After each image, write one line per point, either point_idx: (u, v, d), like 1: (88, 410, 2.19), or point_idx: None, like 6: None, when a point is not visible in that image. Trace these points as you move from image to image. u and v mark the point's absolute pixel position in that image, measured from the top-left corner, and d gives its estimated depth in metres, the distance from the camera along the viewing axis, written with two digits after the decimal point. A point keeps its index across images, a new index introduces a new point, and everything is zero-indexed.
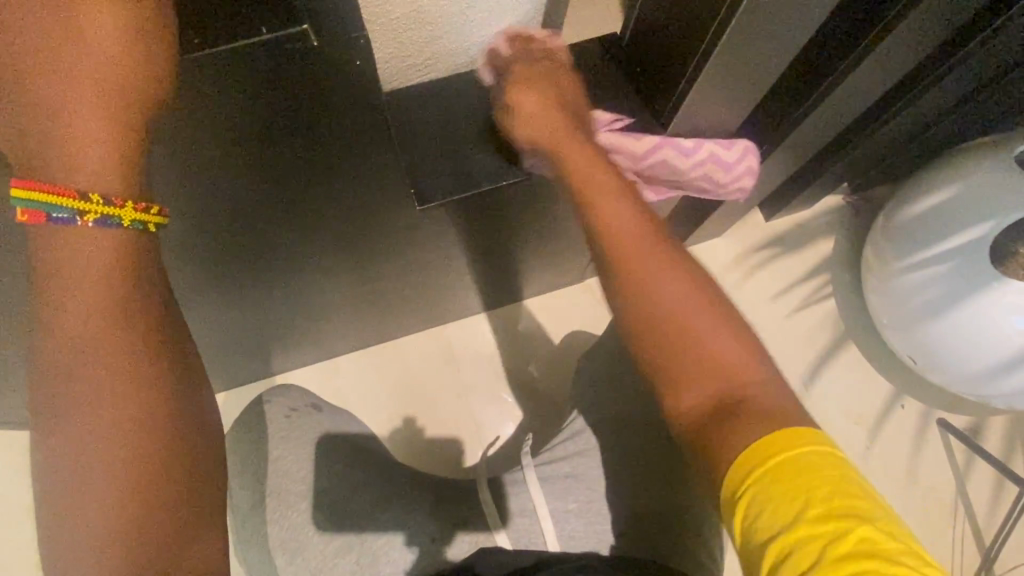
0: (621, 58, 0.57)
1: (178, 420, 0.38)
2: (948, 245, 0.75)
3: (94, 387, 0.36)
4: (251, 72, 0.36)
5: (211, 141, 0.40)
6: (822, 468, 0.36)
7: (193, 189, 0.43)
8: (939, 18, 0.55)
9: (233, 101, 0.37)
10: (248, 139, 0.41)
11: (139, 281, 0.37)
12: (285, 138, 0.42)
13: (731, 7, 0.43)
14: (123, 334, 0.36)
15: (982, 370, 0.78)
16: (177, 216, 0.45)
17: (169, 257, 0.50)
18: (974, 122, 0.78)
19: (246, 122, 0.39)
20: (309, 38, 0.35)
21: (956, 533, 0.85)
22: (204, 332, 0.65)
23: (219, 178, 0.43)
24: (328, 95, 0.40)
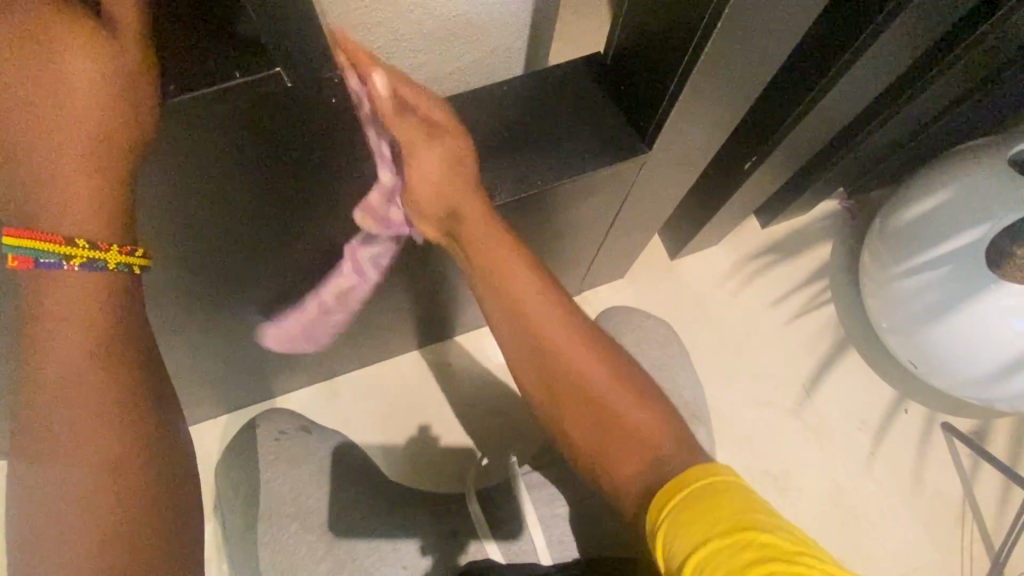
0: (604, 72, 0.57)
1: (159, 458, 0.37)
2: (945, 250, 0.75)
3: (66, 428, 0.35)
4: (228, 113, 0.37)
5: (196, 179, 0.41)
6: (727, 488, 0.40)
7: (183, 224, 0.44)
8: (922, 26, 0.56)
9: (214, 143, 0.39)
10: (230, 174, 0.42)
11: (123, 316, 0.37)
12: (270, 169, 0.43)
13: (708, 26, 0.44)
14: (108, 364, 0.36)
15: (981, 373, 0.77)
16: (169, 250, 0.46)
17: (158, 291, 0.50)
18: (968, 123, 0.78)
19: (229, 156, 0.40)
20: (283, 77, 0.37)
21: (965, 539, 0.84)
22: (201, 359, 0.66)
23: (208, 213, 0.44)
24: (307, 127, 0.41)
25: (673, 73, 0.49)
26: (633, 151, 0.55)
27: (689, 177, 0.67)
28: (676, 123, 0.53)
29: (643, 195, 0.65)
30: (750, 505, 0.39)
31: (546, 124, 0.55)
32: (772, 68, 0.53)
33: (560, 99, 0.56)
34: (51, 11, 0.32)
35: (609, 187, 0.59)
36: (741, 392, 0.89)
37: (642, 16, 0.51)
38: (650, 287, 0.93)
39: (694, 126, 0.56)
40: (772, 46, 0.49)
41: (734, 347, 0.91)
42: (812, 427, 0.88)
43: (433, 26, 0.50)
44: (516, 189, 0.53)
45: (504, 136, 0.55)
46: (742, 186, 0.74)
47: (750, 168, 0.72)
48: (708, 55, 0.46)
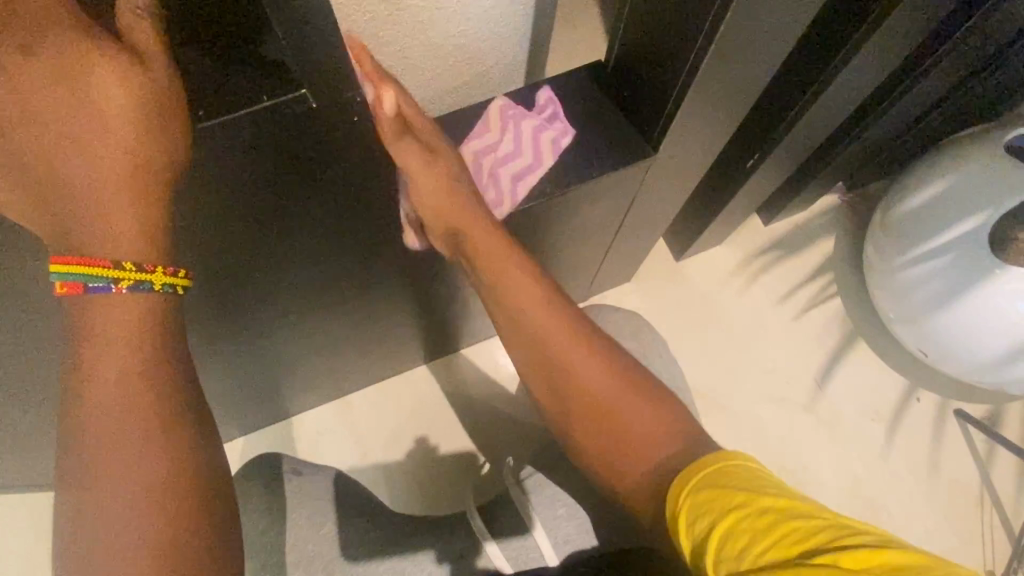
0: (607, 78, 0.58)
1: (200, 480, 0.37)
2: (951, 239, 0.76)
3: (108, 453, 0.35)
4: (257, 139, 0.38)
5: (226, 200, 0.41)
6: (738, 471, 0.39)
7: (213, 248, 0.45)
8: (914, 20, 0.57)
9: (246, 166, 0.40)
10: (256, 195, 0.42)
11: (161, 334, 0.37)
12: (295, 191, 0.44)
13: (710, 31, 0.45)
14: (144, 389, 0.36)
15: (993, 359, 0.78)
16: (197, 274, 0.47)
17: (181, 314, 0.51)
18: (960, 112, 0.80)
19: (259, 180, 0.41)
20: (308, 100, 0.38)
21: (986, 526, 0.85)
22: (218, 383, 0.66)
23: (235, 234, 0.45)
24: (330, 148, 0.42)
25: (675, 78, 0.50)
26: (638, 155, 0.55)
27: (692, 179, 0.68)
28: (681, 124, 0.54)
29: (647, 199, 0.66)
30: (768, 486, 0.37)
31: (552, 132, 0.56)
32: (771, 68, 0.54)
33: (566, 107, 0.57)
34: (74, 42, 0.33)
35: (615, 191, 0.60)
36: (755, 389, 0.90)
37: (642, 21, 0.52)
38: (657, 289, 0.93)
39: (699, 128, 0.57)
40: (770, 47, 0.50)
41: (745, 344, 0.92)
42: (828, 419, 0.89)
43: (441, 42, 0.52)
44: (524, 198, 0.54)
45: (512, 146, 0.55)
46: (743, 184, 0.75)
47: (752, 166, 0.73)
48: (710, 57, 0.47)
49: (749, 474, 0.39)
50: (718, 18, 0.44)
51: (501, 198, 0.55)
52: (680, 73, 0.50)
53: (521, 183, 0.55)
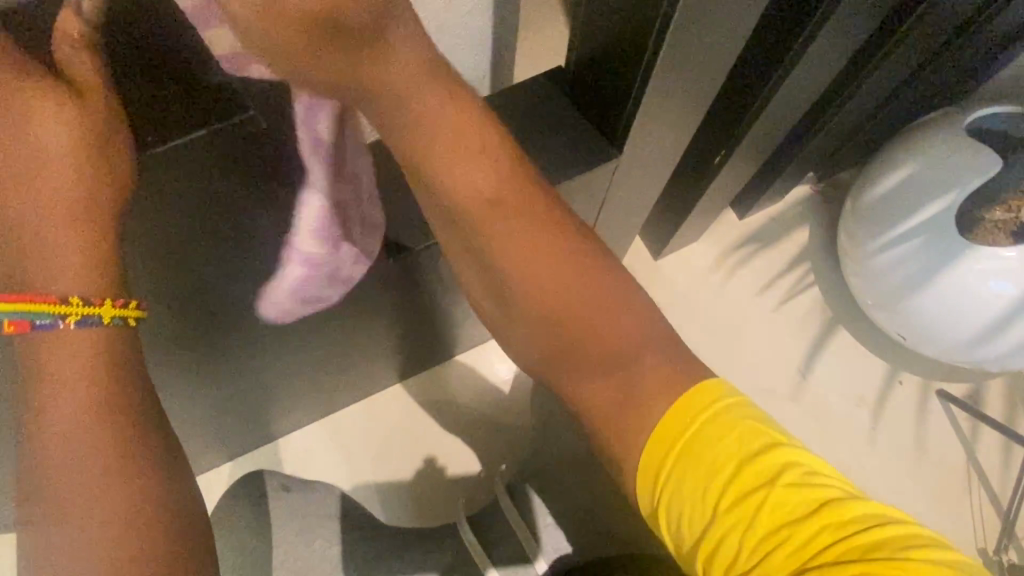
0: (569, 83, 0.58)
1: (168, 509, 0.36)
2: (920, 222, 0.77)
3: (69, 488, 0.34)
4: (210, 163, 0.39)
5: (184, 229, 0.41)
6: (711, 440, 0.37)
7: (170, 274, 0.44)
8: (866, 11, 0.58)
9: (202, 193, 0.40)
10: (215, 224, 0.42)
11: (114, 365, 0.36)
12: (251, 215, 0.43)
13: (659, 34, 0.46)
14: (101, 423, 0.35)
15: (969, 338, 0.79)
16: (158, 301, 0.46)
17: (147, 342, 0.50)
18: (920, 96, 0.81)
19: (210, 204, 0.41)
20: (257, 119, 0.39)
21: (975, 504, 0.86)
22: (195, 409, 0.65)
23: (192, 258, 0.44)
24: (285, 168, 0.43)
25: (630, 81, 0.51)
26: (602, 158, 0.56)
27: (660, 178, 0.68)
28: (642, 125, 0.54)
29: (618, 200, 0.66)
30: (742, 455, 0.37)
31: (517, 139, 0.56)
32: (726, 65, 0.55)
33: (528, 114, 0.57)
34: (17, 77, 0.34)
35: (584, 195, 0.60)
36: (739, 384, 0.90)
37: (597, 22, 0.52)
38: (636, 288, 0.94)
39: (661, 127, 0.57)
40: (722, 45, 0.51)
41: (727, 337, 0.92)
42: (814, 409, 0.89)
43: None
44: None
45: None
46: (712, 179, 0.76)
47: (719, 162, 0.74)
48: (665, 56, 0.47)
49: (720, 439, 0.37)
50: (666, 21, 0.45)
51: (281, 260, 0.48)
52: (635, 76, 0.50)
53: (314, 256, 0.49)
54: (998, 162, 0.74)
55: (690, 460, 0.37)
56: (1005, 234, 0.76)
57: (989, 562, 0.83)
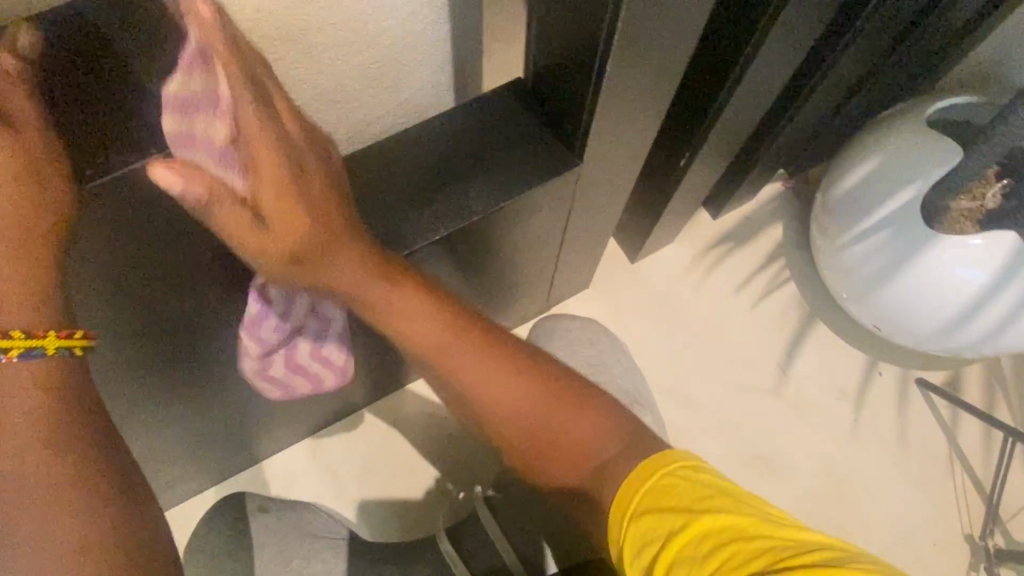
0: (527, 92, 0.58)
1: (122, 541, 0.36)
2: (884, 213, 0.79)
3: (20, 521, 0.34)
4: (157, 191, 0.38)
5: (136, 252, 0.41)
6: (672, 484, 0.44)
7: (120, 295, 0.44)
8: (818, 11, 0.59)
9: (151, 219, 0.40)
10: (169, 246, 0.42)
11: (59, 397, 0.36)
12: (206, 237, 0.43)
13: (604, 44, 0.46)
14: (49, 455, 0.35)
15: (942, 326, 0.80)
16: (112, 323, 0.46)
17: (101, 369, 0.49)
18: (880, 89, 0.82)
19: (158, 226, 0.41)
20: None
21: (958, 491, 0.86)
22: (171, 437, 0.65)
23: (146, 278, 0.44)
24: None
25: (583, 89, 0.51)
26: (564, 165, 0.56)
27: (628, 182, 0.69)
28: (600, 131, 0.55)
29: (587, 206, 0.67)
30: (697, 494, 0.43)
31: (480, 150, 0.56)
32: (678, 69, 0.55)
33: (489, 124, 0.57)
34: None
35: (549, 203, 0.60)
36: (719, 382, 0.91)
37: (547, 31, 0.52)
38: (613, 292, 0.94)
39: (620, 133, 0.58)
40: (671, 51, 0.52)
41: (705, 335, 0.93)
42: (794, 403, 0.90)
43: (352, 75, 0.53)
44: (458, 218, 0.54)
45: (441, 168, 0.56)
46: (680, 181, 0.77)
47: (685, 163, 0.75)
48: (616, 64, 0.48)
49: (675, 483, 0.44)
50: (609, 30, 0.45)
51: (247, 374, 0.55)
52: (587, 85, 0.51)
53: (272, 373, 0.54)
54: (959, 150, 0.75)
55: (658, 506, 0.43)
56: (970, 221, 0.74)
57: (974, 547, 0.84)
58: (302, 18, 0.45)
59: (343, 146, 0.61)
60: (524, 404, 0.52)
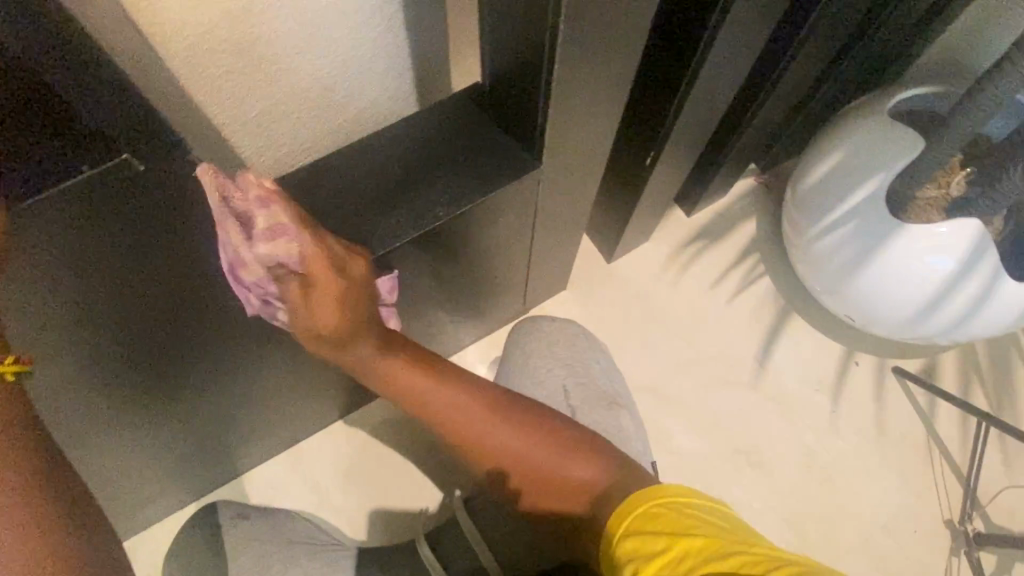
0: (484, 97, 0.58)
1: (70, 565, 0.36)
2: (853, 207, 0.79)
3: None
4: (93, 210, 0.37)
5: (83, 279, 0.39)
6: (665, 511, 0.48)
7: (71, 330, 0.42)
8: (769, 8, 0.59)
9: (91, 242, 0.38)
10: (118, 271, 0.41)
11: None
12: (155, 258, 0.42)
13: (550, 48, 0.47)
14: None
15: (913, 315, 0.80)
16: (65, 358, 0.44)
17: (54, 402, 0.48)
18: (842, 82, 0.83)
19: (101, 249, 0.39)
20: (133, 162, 0.37)
21: (938, 477, 0.87)
22: (146, 456, 0.65)
23: (99, 306, 0.42)
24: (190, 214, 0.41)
25: (535, 92, 0.51)
26: (524, 167, 0.56)
27: (594, 182, 0.69)
28: (556, 133, 0.55)
29: (553, 207, 0.67)
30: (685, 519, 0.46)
31: (439, 156, 0.56)
32: (630, 69, 0.56)
33: (447, 130, 0.57)
34: None
35: (512, 207, 0.60)
36: (698, 379, 0.91)
37: (496, 37, 0.52)
38: (590, 294, 0.94)
39: (578, 135, 0.58)
40: (618, 52, 0.52)
41: (683, 333, 0.93)
42: (772, 397, 0.91)
43: (305, 87, 0.53)
44: (419, 223, 0.54)
45: (400, 176, 0.56)
46: (647, 181, 0.77)
47: (651, 163, 0.75)
48: (563, 69, 0.48)
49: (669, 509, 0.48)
50: (552, 34, 0.46)
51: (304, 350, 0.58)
52: (538, 88, 0.51)
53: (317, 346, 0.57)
54: (920, 140, 0.76)
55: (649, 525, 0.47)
56: (936, 210, 0.78)
57: (955, 532, 0.85)
58: (246, 33, 0.46)
59: (305, 157, 0.61)
60: (529, 449, 0.59)
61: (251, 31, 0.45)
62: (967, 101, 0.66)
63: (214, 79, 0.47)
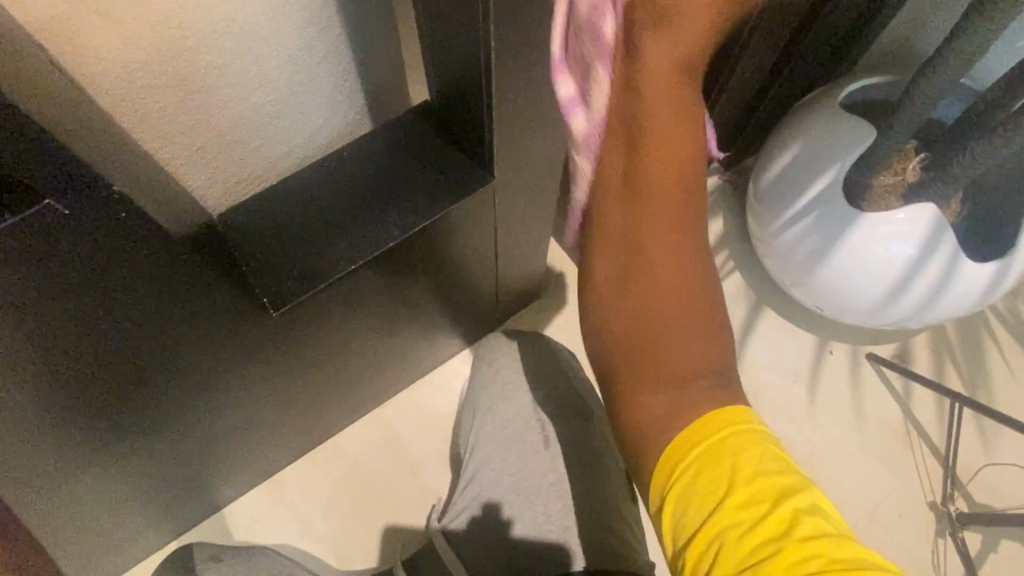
0: (432, 113, 0.58)
1: None
2: (813, 197, 0.80)
3: None
4: (19, 265, 0.35)
5: (22, 329, 0.38)
6: (738, 450, 0.41)
7: (11, 381, 0.40)
8: None
9: (21, 294, 0.36)
10: (59, 318, 0.39)
11: None
12: (93, 300, 0.40)
13: (487, 67, 0.47)
14: None
15: (879, 300, 0.81)
16: (8, 409, 0.42)
17: (3, 458, 0.46)
18: (793, 78, 0.85)
19: (31, 299, 0.37)
20: (57, 207, 0.34)
21: (918, 460, 0.88)
22: (116, 502, 0.64)
23: (39, 352, 0.40)
24: (126, 252, 0.39)
25: (478, 109, 0.52)
26: (475, 183, 0.56)
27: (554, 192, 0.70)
28: (504, 146, 0.55)
29: (514, 218, 0.67)
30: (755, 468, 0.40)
31: (392, 175, 0.56)
32: None
33: (398, 149, 0.57)
34: None
35: (470, 222, 0.60)
36: None
37: (438, 55, 0.53)
38: (563, 301, 0.94)
39: (530, 147, 0.58)
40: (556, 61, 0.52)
41: None
42: (751, 393, 0.91)
43: (249, 116, 0.53)
44: (374, 243, 0.54)
45: (352, 198, 0.55)
46: None
47: None
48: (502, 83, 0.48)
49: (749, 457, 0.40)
50: (487, 54, 0.46)
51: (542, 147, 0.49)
52: (480, 105, 0.51)
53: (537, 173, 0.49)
54: (872, 130, 0.77)
55: (715, 455, 0.41)
56: (896, 197, 0.77)
57: (939, 514, 0.85)
58: (179, 68, 0.46)
59: (259, 184, 0.61)
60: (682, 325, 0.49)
61: (183, 64, 0.46)
62: (917, 83, 0.66)
63: (152, 114, 0.47)
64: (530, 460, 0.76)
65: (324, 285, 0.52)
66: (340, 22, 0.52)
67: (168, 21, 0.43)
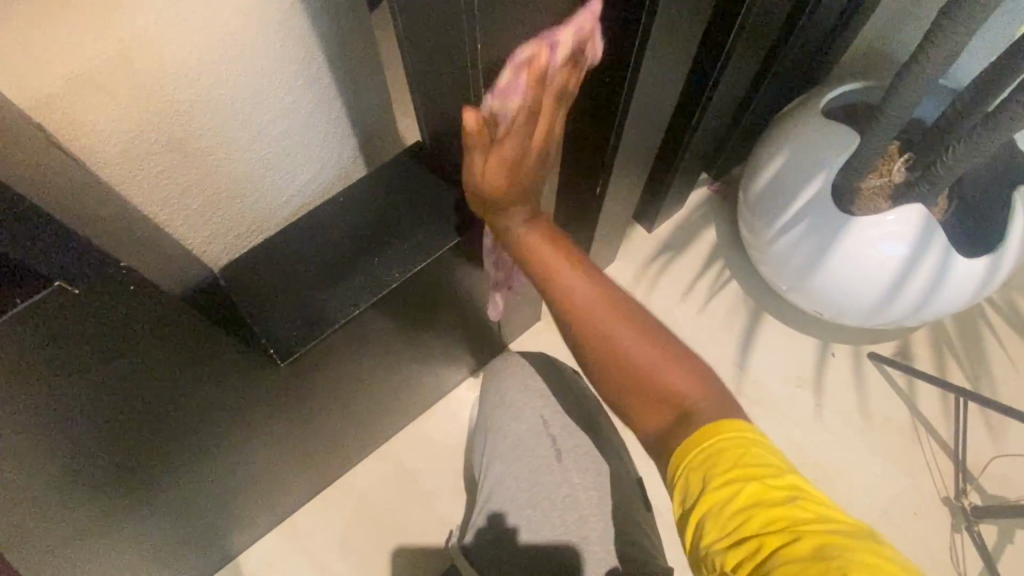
0: (425, 153, 0.59)
1: None
2: (802, 205, 0.81)
3: None
4: (34, 348, 0.35)
5: (37, 408, 0.38)
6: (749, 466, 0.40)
7: (32, 459, 0.40)
8: (686, 39, 0.62)
9: (36, 374, 0.36)
10: (73, 392, 0.39)
11: None
12: (105, 371, 0.40)
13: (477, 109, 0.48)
14: None
15: (876, 301, 0.82)
16: (29, 488, 0.42)
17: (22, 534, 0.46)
18: (774, 88, 0.86)
19: (47, 378, 0.37)
20: (72, 290, 0.34)
21: (927, 455, 0.88)
22: (135, 563, 0.63)
23: (55, 428, 0.40)
24: (134, 321, 0.40)
25: None
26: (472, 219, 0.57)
27: None
28: None
29: None
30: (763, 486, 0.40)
31: (389, 218, 0.57)
32: None
33: (392, 192, 0.58)
34: None
35: (470, 259, 0.61)
36: None
37: (426, 99, 0.54)
38: None
39: None
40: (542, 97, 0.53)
41: None
42: (757, 401, 0.91)
43: (243, 170, 0.54)
44: (375, 286, 0.54)
45: (351, 243, 0.56)
46: (599, 209, 0.79)
47: (600, 193, 0.76)
48: None
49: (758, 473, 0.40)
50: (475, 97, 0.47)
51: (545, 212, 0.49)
52: None
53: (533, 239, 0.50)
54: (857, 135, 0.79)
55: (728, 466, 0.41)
56: (884, 198, 0.80)
57: (954, 508, 0.85)
58: (173, 132, 0.46)
59: (258, 233, 0.61)
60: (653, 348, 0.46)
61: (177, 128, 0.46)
62: (896, 91, 0.68)
63: (148, 178, 0.48)
64: (544, 472, 0.72)
65: (329, 330, 0.53)
66: (328, 72, 0.53)
67: (159, 89, 0.43)
